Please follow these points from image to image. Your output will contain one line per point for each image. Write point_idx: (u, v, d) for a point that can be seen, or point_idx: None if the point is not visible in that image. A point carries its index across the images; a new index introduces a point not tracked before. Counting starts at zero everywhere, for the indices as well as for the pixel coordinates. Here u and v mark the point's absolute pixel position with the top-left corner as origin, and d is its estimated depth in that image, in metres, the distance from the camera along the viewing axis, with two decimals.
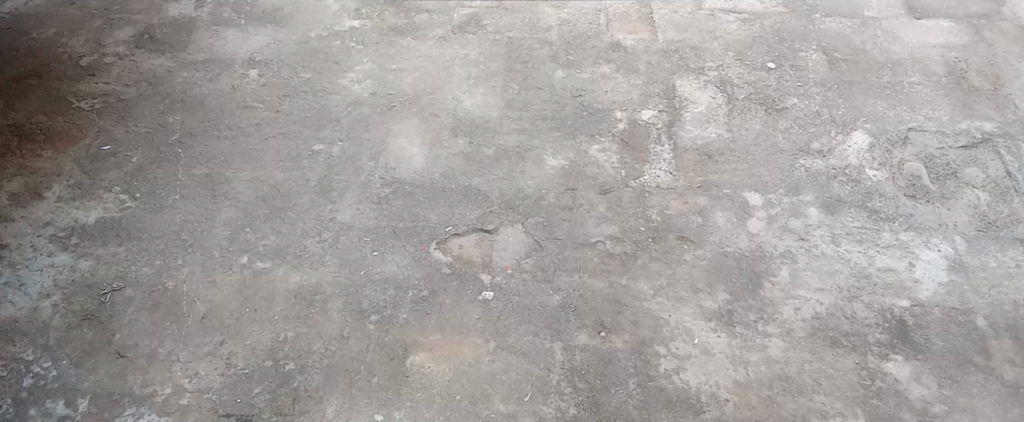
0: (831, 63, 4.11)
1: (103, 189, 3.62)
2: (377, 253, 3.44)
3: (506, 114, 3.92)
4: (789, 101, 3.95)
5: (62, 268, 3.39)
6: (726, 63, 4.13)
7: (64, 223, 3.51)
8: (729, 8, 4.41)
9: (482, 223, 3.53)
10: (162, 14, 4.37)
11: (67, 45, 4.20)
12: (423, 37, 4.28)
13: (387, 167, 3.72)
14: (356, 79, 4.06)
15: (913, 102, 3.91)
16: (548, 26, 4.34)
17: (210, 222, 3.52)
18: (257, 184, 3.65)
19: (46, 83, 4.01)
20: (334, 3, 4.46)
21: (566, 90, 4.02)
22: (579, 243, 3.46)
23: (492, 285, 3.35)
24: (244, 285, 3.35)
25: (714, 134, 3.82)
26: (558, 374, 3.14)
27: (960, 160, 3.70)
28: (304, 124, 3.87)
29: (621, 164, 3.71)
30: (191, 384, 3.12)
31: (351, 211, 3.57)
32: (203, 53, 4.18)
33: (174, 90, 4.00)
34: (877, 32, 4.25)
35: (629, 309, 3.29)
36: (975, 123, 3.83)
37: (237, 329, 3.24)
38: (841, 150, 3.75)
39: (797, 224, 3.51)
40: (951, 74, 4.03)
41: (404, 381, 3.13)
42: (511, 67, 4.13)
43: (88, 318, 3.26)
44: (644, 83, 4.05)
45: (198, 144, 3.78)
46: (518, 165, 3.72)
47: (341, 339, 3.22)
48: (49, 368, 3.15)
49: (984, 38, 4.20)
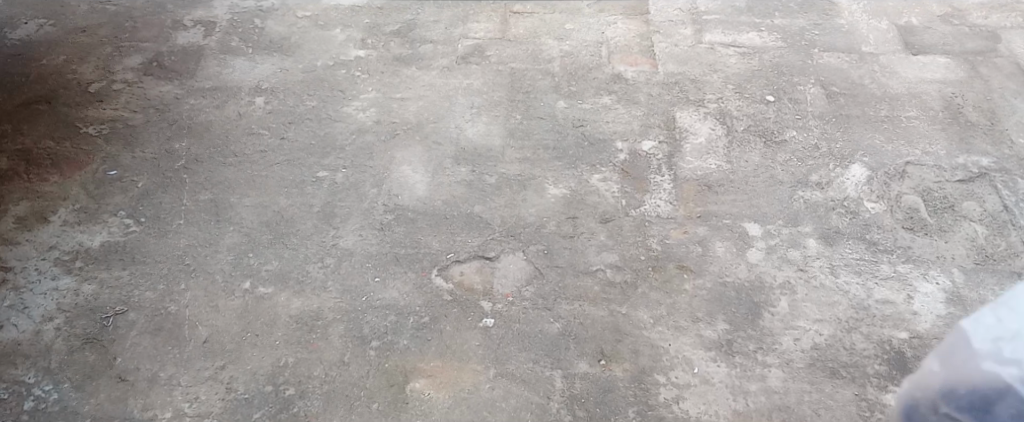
0: (829, 96, 4.16)
1: (109, 214, 3.66)
2: (378, 279, 3.47)
3: (509, 143, 3.96)
4: (788, 133, 3.99)
5: (65, 292, 3.42)
6: (726, 95, 4.18)
7: (69, 247, 3.55)
8: (729, 41, 4.47)
9: (483, 250, 3.56)
10: (170, 42, 4.44)
11: (76, 72, 4.26)
12: (426, 67, 4.34)
13: (390, 194, 3.76)
14: (361, 108, 4.12)
15: (910, 137, 3.95)
16: (550, 57, 4.40)
17: (214, 247, 3.56)
18: (261, 209, 3.69)
19: (54, 108, 4.07)
20: (340, 33, 4.53)
21: (568, 120, 4.07)
22: (579, 271, 3.49)
23: (493, 312, 3.38)
24: (246, 309, 3.38)
25: (714, 165, 3.86)
26: (558, 402, 3.15)
27: (957, 193, 3.73)
28: (308, 151, 3.92)
29: (621, 194, 3.75)
30: (192, 408, 3.13)
31: (353, 237, 3.61)
32: (210, 80, 4.24)
33: (181, 117, 4.06)
34: (874, 68, 4.30)
35: (629, 337, 3.31)
36: (972, 158, 3.87)
37: (238, 354, 3.26)
38: (839, 183, 3.78)
39: (796, 255, 3.54)
40: (948, 109, 4.08)
41: (404, 407, 3.14)
42: (514, 97, 4.18)
43: (90, 341, 3.28)
44: (644, 114, 4.09)
45: (204, 170, 3.83)
46: (520, 193, 3.76)
47: (342, 364, 3.24)
48: (50, 391, 3.16)
49: (980, 74, 4.26)
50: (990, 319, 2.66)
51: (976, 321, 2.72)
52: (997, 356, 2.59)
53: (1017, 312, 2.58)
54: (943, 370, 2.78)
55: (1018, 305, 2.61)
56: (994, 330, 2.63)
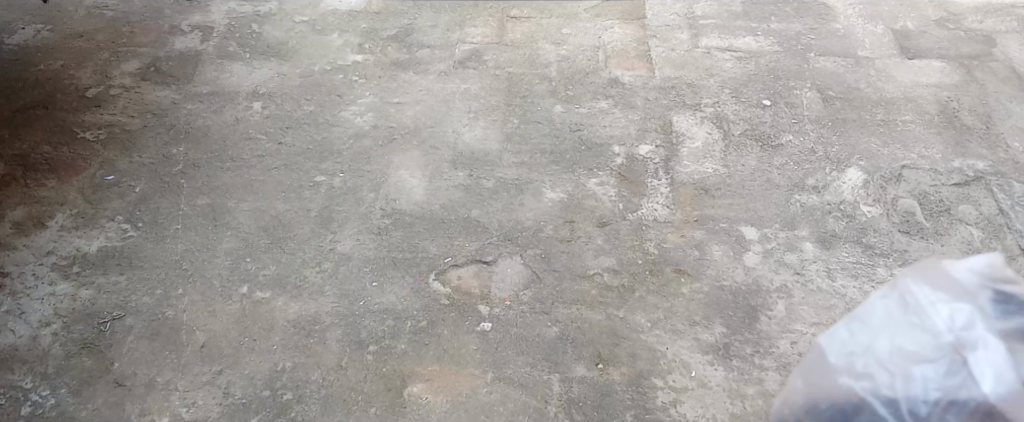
0: (826, 100, 4.17)
1: (106, 219, 3.66)
2: (376, 284, 3.47)
3: (506, 147, 3.97)
4: (784, 137, 4.00)
5: (63, 297, 3.42)
6: (722, 99, 4.19)
7: (66, 252, 3.55)
8: (725, 46, 4.49)
9: (481, 254, 3.56)
10: (168, 47, 4.45)
11: (74, 77, 4.27)
12: (424, 72, 4.35)
13: (388, 199, 3.76)
14: (358, 112, 4.12)
15: (906, 141, 3.96)
16: (547, 62, 4.41)
17: (211, 252, 3.56)
18: (259, 214, 3.70)
19: (51, 113, 4.08)
20: (337, 38, 4.54)
21: (565, 124, 4.07)
22: (576, 275, 3.49)
23: (490, 316, 3.38)
24: (244, 314, 3.38)
25: (711, 169, 3.87)
26: (556, 406, 3.15)
27: (953, 197, 3.74)
28: (306, 156, 3.92)
29: (619, 198, 3.75)
30: (189, 413, 3.13)
31: (351, 241, 3.61)
32: (208, 85, 4.24)
33: (179, 122, 4.06)
34: (870, 72, 4.31)
35: (626, 341, 3.31)
36: (968, 162, 3.88)
37: (236, 359, 3.26)
38: (835, 186, 3.79)
39: (792, 258, 3.55)
40: (944, 113, 4.09)
41: (402, 412, 3.14)
42: (511, 101, 4.19)
43: (88, 346, 3.28)
44: (641, 118, 4.10)
45: (201, 175, 3.83)
46: (517, 197, 3.76)
47: (340, 369, 3.24)
48: (47, 396, 3.16)
49: (976, 78, 4.27)
50: (843, 332, 2.62)
51: (846, 338, 2.60)
52: (851, 371, 2.53)
53: (870, 327, 2.57)
54: (813, 387, 2.59)
55: (870, 318, 2.59)
56: (858, 348, 2.55)
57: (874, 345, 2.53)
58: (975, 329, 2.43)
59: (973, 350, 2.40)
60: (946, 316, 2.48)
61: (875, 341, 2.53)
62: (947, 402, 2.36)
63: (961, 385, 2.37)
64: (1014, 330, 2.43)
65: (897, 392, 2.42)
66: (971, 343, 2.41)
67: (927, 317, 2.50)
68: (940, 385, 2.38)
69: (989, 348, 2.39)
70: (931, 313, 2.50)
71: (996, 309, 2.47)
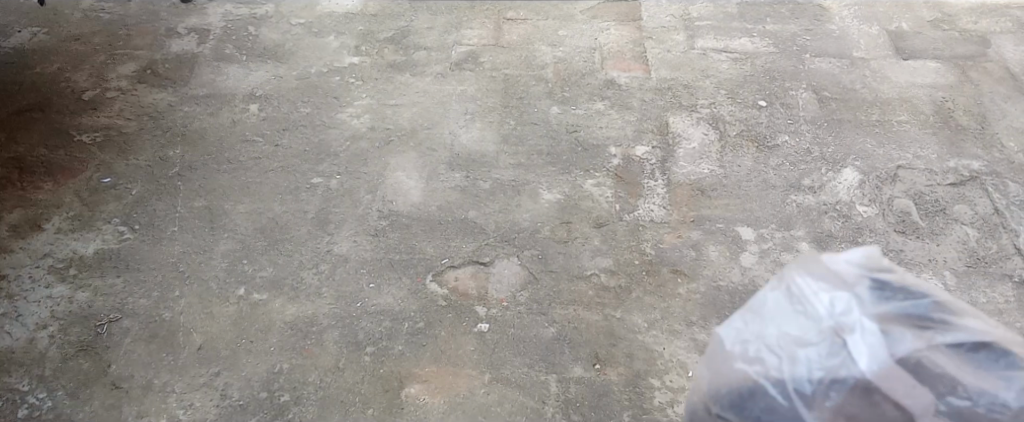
0: (821, 101, 4.18)
1: (103, 221, 3.66)
2: (373, 285, 3.48)
3: (503, 149, 3.98)
4: (780, 138, 4.01)
5: (59, 299, 3.42)
6: (718, 100, 4.20)
7: (63, 255, 3.55)
8: (721, 47, 4.50)
9: (478, 255, 3.57)
10: (164, 50, 4.45)
11: (70, 79, 4.27)
12: (420, 74, 4.35)
13: (385, 200, 3.77)
14: (355, 114, 4.12)
15: (902, 141, 3.97)
16: (543, 63, 4.42)
17: (208, 254, 3.56)
18: (256, 216, 3.70)
19: (47, 116, 4.08)
20: (334, 40, 4.54)
21: (562, 125, 4.08)
22: (574, 276, 3.50)
23: (488, 317, 3.38)
24: (241, 316, 3.38)
25: (707, 170, 3.88)
26: (553, 407, 3.16)
27: (948, 197, 3.75)
28: (303, 158, 3.92)
29: (615, 199, 3.76)
30: (186, 415, 3.13)
31: (348, 243, 3.61)
32: (204, 88, 4.24)
33: (176, 124, 4.06)
34: (866, 72, 4.33)
35: (623, 341, 3.31)
36: (963, 162, 3.89)
37: (233, 361, 3.26)
38: (831, 186, 3.80)
39: (788, 258, 3.55)
40: (939, 113, 4.10)
41: (399, 413, 3.14)
42: (507, 103, 4.19)
43: (84, 348, 3.28)
44: (638, 119, 4.11)
45: (198, 177, 3.84)
46: (514, 198, 3.77)
47: (337, 370, 3.24)
48: (44, 399, 3.16)
49: (971, 78, 4.28)
50: (736, 321, 2.45)
51: (733, 326, 2.44)
52: (743, 359, 2.37)
53: (761, 316, 2.41)
54: (707, 378, 2.44)
55: (760, 307, 2.42)
56: (745, 335, 2.40)
57: (761, 332, 2.38)
58: (855, 312, 2.27)
59: (851, 332, 2.26)
60: (828, 301, 2.31)
61: (763, 329, 2.38)
62: (830, 380, 2.24)
63: (841, 365, 2.23)
64: (891, 313, 2.30)
65: (782, 374, 2.29)
66: (850, 325, 2.26)
67: (808, 304, 2.33)
68: (822, 367, 2.25)
69: (867, 329, 2.25)
70: (811, 300, 2.33)
71: (875, 293, 2.33)
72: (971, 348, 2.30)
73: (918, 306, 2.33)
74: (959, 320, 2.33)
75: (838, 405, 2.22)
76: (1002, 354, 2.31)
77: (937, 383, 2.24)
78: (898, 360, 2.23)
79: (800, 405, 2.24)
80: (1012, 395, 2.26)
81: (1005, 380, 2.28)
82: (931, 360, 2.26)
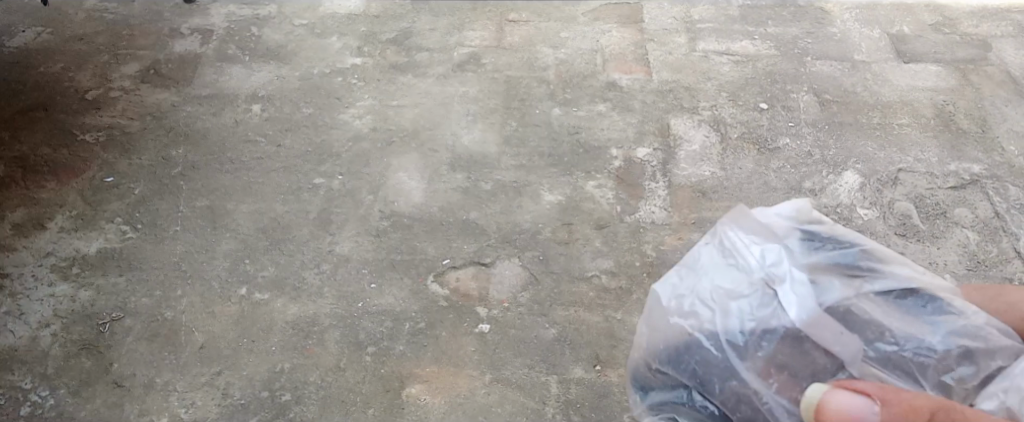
0: (822, 104, 4.19)
1: (106, 220, 3.67)
2: (374, 286, 3.48)
3: (504, 150, 3.98)
4: (781, 141, 4.02)
5: (62, 298, 3.43)
6: (719, 103, 4.21)
7: (66, 253, 3.56)
8: (722, 50, 4.51)
9: (479, 256, 3.57)
10: (167, 50, 4.46)
11: (73, 79, 4.28)
12: (422, 75, 4.36)
13: (386, 201, 3.78)
14: (357, 115, 4.14)
15: (902, 144, 3.98)
16: (545, 65, 4.43)
17: (210, 253, 3.57)
18: (258, 215, 3.71)
19: (51, 116, 4.09)
20: (336, 41, 4.55)
21: (563, 127, 4.09)
22: (575, 277, 3.51)
23: (489, 318, 3.39)
24: (242, 315, 3.39)
25: (709, 172, 3.88)
26: (553, 408, 3.16)
27: (949, 200, 3.75)
28: (305, 158, 3.93)
29: (616, 201, 3.76)
30: (188, 414, 3.14)
31: (349, 243, 3.62)
32: (207, 88, 4.26)
33: (178, 124, 4.07)
34: (867, 75, 4.33)
35: (623, 343, 3.32)
36: (963, 165, 3.89)
37: (235, 360, 3.27)
38: (832, 189, 3.80)
39: None
40: (940, 116, 4.11)
41: (400, 413, 3.15)
42: (509, 104, 4.20)
43: (86, 347, 3.29)
44: (639, 121, 4.11)
45: (201, 177, 3.85)
46: (515, 199, 3.78)
47: (338, 370, 3.24)
48: (46, 397, 3.17)
49: (971, 82, 4.29)
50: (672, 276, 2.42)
51: (666, 280, 2.42)
52: (678, 314, 2.35)
53: (694, 270, 2.38)
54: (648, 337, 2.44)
55: (694, 263, 2.39)
56: (679, 289, 2.38)
57: (694, 285, 2.35)
58: (785, 263, 2.24)
59: (782, 283, 2.23)
60: (758, 253, 2.28)
61: (696, 283, 2.35)
62: (761, 331, 2.21)
63: (772, 315, 2.21)
64: (822, 263, 2.27)
65: (715, 327, 2.27)
66: (781, 275, 2.24)
67: (740, 258, 2.30)
68: (753, 317, 2.23)
69: (797, 280, 2.21)
70: (742, 254, 2.30)
71: (806, 244, 2.30)
72: (899, 295, 2.26)
73: (848, 255, 2.30)
74: (889, 266, 2.30)
75: (769, 355, 2.19)
76: (933, 300, 2.26)
77: (867, 330, 2.19)
78: (826, 308, 2.20)
79: (731, 356, 2.22)
80: (939, 340, 2.19)
81: (933, 324, 2.22)
82: (860, 308, 2.21)
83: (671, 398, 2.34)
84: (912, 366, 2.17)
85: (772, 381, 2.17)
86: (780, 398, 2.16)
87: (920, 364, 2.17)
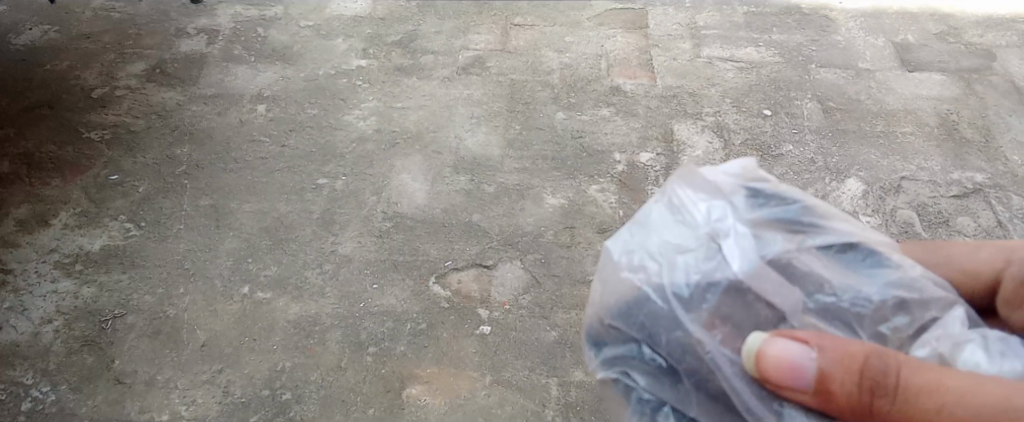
0: (826, 111, 4.19)
1: (109, 218, 3.68)
2: (376, 287, 3.49)
3: (508, 153, 3.99)
4: (785, 147, 4.01)
5: (65, 294, 3.44)
6: (723, 109, 4.21)
7: (69, 250, 3.57)
8: (727, 56, 4.52)
9: (481, 258, 3.58)
10: (174, 50, 4.48)
11: (79, 77, 4.29)
12: (427, 77, 4.37)
13: (389, 202, 3.78)
14: (361, 116, 4.15)
15: (905, 153, 3.98)
16: (550, 69, 4.44)
17: (213, 252, 3.58)
18: (262, 215, 3.72)
19: (56, 113, 4.10)
20: (342, 42, 4.57)
21: (567, 131, 4.10)
22: (576, 281, 3.51)
23: (490, 320, 3.39)
24: (244, 314, 3.40)
25: None
26: (553, 410, 3.16)
27: (951, 209, 3.73)
28: (309, 158, 3.94)
29: (619, 205, 3.77)
30: (188, 412, 3.14)
31: (351, 244, 3.63)
32: (213, 88, 4.27)
33: (183, 123, 4.09)
34: (871, 83, 4.34)
35: None
36: (966, 174, 3.89)
37: (236, 358, 3.28)
38: (835, 196, 3.79)
39: None
40: (943, 125, 4.11)
41: (400, 413, 3.15)
42: (513, 108, 4.21)
43: (88, 343, 3.30)
44: (643, 125, 4.12)
45: (204, 176, 3.86)
46: (518, 202, 3.78)
47: (339, 370, 3.25)
48: (47, 393, 3.17)
49: (975, 91, 4.29)
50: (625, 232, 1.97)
51: (616, 237, 1.98)
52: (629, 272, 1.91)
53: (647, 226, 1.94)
54: (598, 299, 1.97)
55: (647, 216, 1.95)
56: (628, 244, 1.94)
57: (642, 239, 1.93)
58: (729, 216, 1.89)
59: (725, 237, 1.87)
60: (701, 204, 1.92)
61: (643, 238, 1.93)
62: (705, 284, 1.84)
63: (716, 268, 1.85)
64: (768, 217, 1.91)
65: (662, 281, 1.87)
66: (726, 230, 1.88)
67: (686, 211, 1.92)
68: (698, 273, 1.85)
69: (740, 233, 1.87)
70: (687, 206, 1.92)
71: (753, 196, 1.94)
72: (845, 250, 1.92)
73: (801, 210, 1.94)
74: (834, 220, 1.96)
75: (713, 307, 1.83)
76: (876, 254, 1.94)
77: (806, 282, 1.87)
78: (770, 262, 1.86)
79: (675, 310, 1.84)
80: (877, 291, 1.89)
81: (872, 277, 1.91)
82: (802, 262, 1.88)
83: (622, 353, 1.92)
84: (852, 318, 1.86)
85: (716, 332, 1.83)
86: (723, 349, 1.82)
87: (859, 316, 1.86)
